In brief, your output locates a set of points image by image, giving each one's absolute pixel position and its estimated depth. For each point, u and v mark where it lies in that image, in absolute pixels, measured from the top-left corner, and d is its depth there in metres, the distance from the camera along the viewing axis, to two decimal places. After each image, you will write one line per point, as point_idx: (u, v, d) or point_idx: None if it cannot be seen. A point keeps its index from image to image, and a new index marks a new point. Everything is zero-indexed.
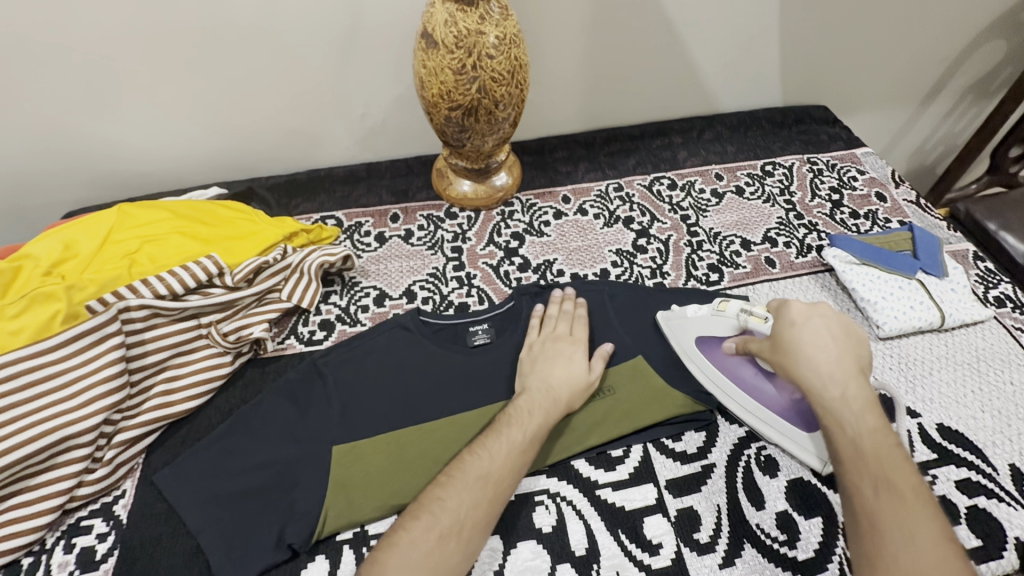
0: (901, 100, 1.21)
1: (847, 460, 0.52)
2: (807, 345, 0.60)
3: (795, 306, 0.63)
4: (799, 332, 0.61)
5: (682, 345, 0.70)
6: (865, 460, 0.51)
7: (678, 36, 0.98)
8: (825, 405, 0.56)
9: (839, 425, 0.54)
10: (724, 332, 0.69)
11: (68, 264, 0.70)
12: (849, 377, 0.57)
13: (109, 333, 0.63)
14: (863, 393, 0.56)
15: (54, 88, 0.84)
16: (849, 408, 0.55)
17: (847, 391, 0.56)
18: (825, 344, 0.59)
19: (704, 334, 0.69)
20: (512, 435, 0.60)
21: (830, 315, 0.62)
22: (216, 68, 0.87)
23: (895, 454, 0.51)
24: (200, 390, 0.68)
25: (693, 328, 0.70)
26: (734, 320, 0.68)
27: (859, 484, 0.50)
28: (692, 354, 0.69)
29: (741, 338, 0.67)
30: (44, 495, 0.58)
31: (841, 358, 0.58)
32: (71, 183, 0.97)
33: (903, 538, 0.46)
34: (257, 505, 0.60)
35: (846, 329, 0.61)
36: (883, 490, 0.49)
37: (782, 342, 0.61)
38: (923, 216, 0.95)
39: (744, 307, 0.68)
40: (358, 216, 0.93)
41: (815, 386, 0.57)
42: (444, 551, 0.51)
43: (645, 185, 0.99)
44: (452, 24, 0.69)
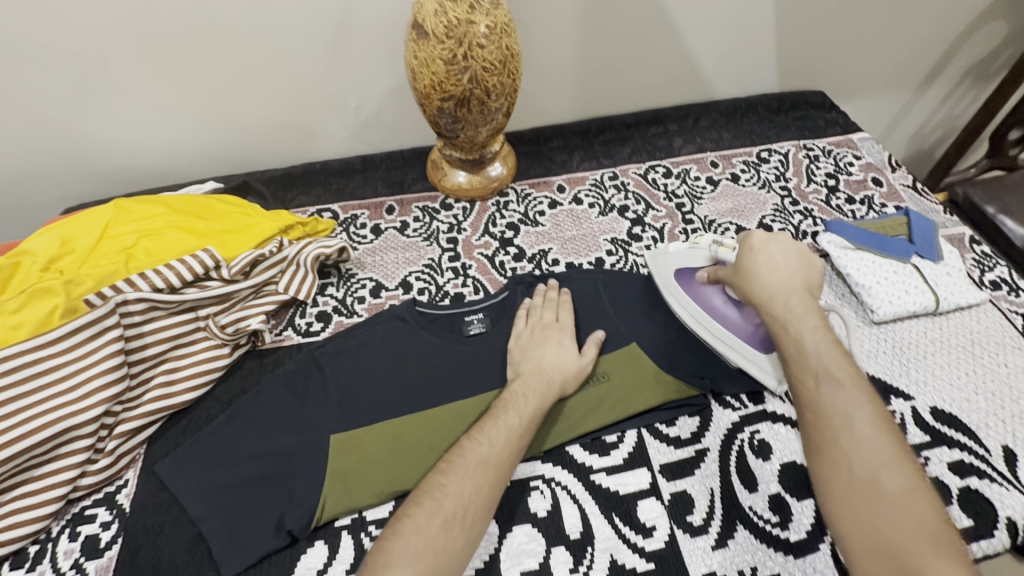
0: (899, 84, 1.20)
1: (791, 361, 0.57)
2: (761, 268, 0.64)
3: (756, 234, 0.67)
4: (757, 256, 0.65)
5: (663, 278, 0.76)
6: (808, 360, 0.56)
7: (672, 23, 0.97)
8: (773, 315, 0.61)
9: (784, 332, 0.59)
10: (699, 263, 0.75)
11: (66, 260, 0.71)
12: (794, 289, 0.62)
13: (108, 325, 0.64)
14: (805, 301, 0.60)
15: (48, 86, 0.85)
16: (793, 314, 0.59)
17: (791, 306, 0.60)
18: (778, 265, 0.64)
19: (682, 266, 0.75)
20: (510, 421, 0.60)
21: (781, 238, 0.67)
22: (209, 64, 0.87)
23: (833, 351, 0.56)
24: (199, 381, 0.69)
25: (672, 261, 0.76)
26: (708, 252, 0.74)
27: (803, 381, 0.55)
28: (672, 287, 0.74)
29: (712, 268, 0.73)
30: (48, 485, 0.60)
31: (790, 276, 0.63)
32: (69, 180, 0.98)
33: (844, 428, 0.51)
34: (257, 493, 0.61)
35: (802, 255, 0.65)
36: (824, 383, 0.54)
37: (742, 267, 0.66)
38: (919, 201, 0.94)
39: (716, 239, 0.74)
40: (353, 208, 0.94)
41: (765, 299, 0.62)
42: (448, 536, 0.52)
43: (640, 174, 0.99)
44: (443, 14, 0.69)
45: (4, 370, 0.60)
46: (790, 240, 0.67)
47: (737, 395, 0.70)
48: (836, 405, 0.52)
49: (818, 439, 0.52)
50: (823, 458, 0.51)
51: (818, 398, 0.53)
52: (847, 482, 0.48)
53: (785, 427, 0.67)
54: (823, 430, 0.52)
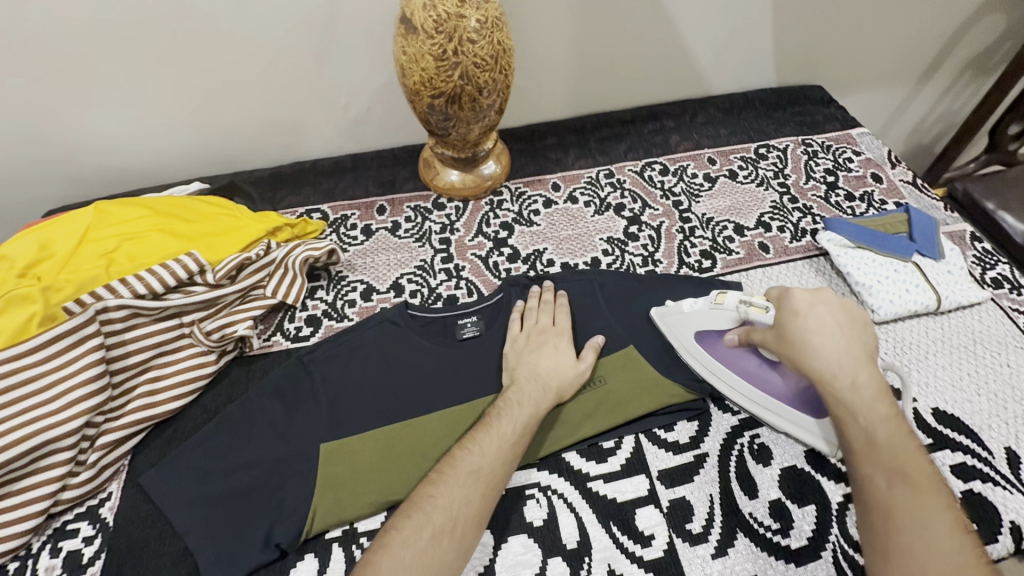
0: (898, 78, 1.18)
1: (858, 452, 0.53)
2: (813, 336, 0.59)
3: (797, 294, 0.62)
4: (805, 322, 0.59)
5: (681, 341, 0.68)
6: (878, 451, 0.52)
7: (668, 17, 0.95)
8: (835, 395, 0.56)
9: (850, 416, 0.55)
10: (724, 325, 0.67)
11: (45, 265, 0.69)
12: (858, 366, 0.57)
13: (88, 334, 0.62)
14: (873, 381, 0.56)
15: (25, 84, 0.82)
16: (860, 396, 0.55)
17: (858, 380, 0.56)
18: (833, 331, 0.59)
19: (704, 328, 0.67)
20: (502, 429, 0.59)
21: (832, 298, 0.61)
22: (192, 60, 0.84)
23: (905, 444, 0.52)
24: (184, 389, 0.67)
25: (690, 323, 0.68)
26: (734, 313, 0.66)
27: (873, 476, 0.51)
28: (694, 350, 0.67)
29: (742, 329, 0.66)
30: (27, 500, 0.58)
31: (849, 344, 0.58)
32: (51, 181, 0.96)
33: (916, 530, 0.47)
34: (245, 505, 0.59)
35: (850, 315, 0.60)
36: (897, 481, 0.50)
37: (788, 333, 0.60)
38: (919, 197, 0.93)
39: (743, 298, 0.66)
40: (344, 209, 0.92)
41: (827, 376, 0.57)
42: (437, 549, 0.50)
43: (637, 171, 0.98)
44: (431, 7, 0.67)
45: None
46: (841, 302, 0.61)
47: (737, 399, 0.69)
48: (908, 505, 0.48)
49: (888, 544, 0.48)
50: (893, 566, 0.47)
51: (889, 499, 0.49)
52: None
53: (786, 432, 0.66)
54: (891, 530, 0.48)
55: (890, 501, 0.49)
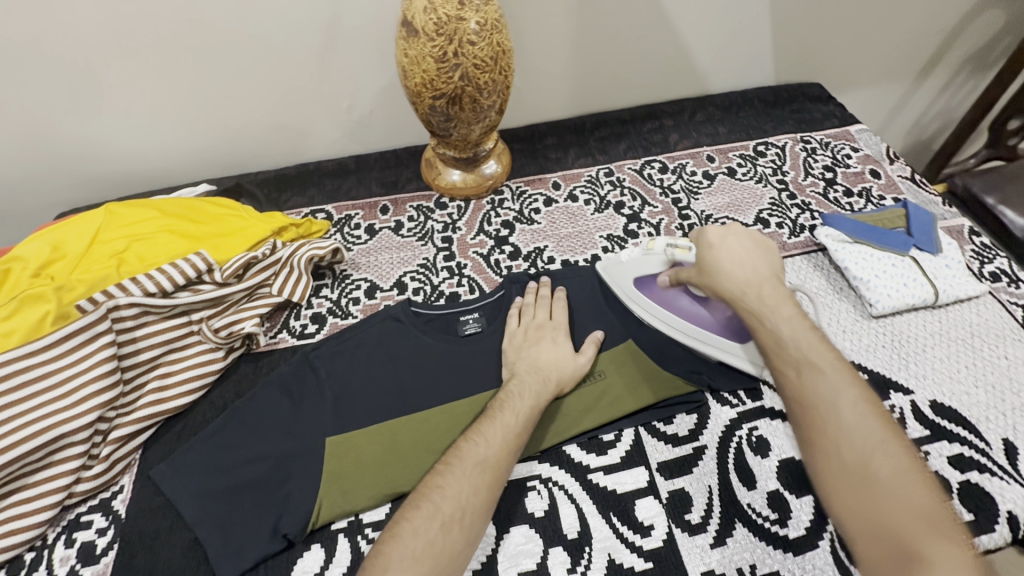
0: (897, 75, 1.19)
1: (772, 353, 0.57)
2: (725, 264, 0.64)
3: (710, 230, 0.67)
4: (718, 253, 0.65)
5: (622, 288, 0.74)
6: (788, 351, 0.56)
7: (666, 18, 0.96)
8: (748, 308, 0.61)
9: (760, 323, 0.59)
10: (656, 268, 0.73)
11: (57, 265, 0.71)
12: (763, 279, 0.62)
13: (100, 331, 0.63)
14: (777, 289, 0.61)
15: (38, 91, 0.84)
16: (767, 305, 0.60)
17: (762, 293, 0.61)
18: (738, 257, 0.64)
19: (640, 274, 0.74)
20: (506, 421, 0.60)
21: (741, 232, 0.67)
22: (199, 65, 0.86)
23: (810, 338, 0.56)
24: (193, 385, 0.69)
25: (629, 270, 0.75)
26: (663, 256, 0.73)
27: (785, 373, 0.55)
28: (634, 296, 0.73)
29: (671, 270, 0.72)
30: (42, 492, 0.59)
31: (755, 266, 0.64)
32: (62, 185, 0.98)
33: (833, 416, 0.51)
34: (254, 497, 0.61)
35: (756, 241, 0.66)
36: (806, 372, 0.54)
37: (706, 265, 0.65)
38: (918, 192, 0.93)
39: (669, 242, 0.73)
40: (348, 209, 0.93)
41: (736, 294, 0.62)
42: (447, 538, 0.51)
43: (636, 169, 0.99)
44: (432, 10, 0.68)
45: None
46: (747, 232, 0.67)
47: (735, 392, 0.70)
48: (822, 394, 0.52)
49: (808, 431, 0.52)
50: (815, 449, 0.51)
51: (803, 390, 0.53)
52: (843, 473, 0.48)
53: (783, 423, 0.67)
54: (812, 420, 0.52)
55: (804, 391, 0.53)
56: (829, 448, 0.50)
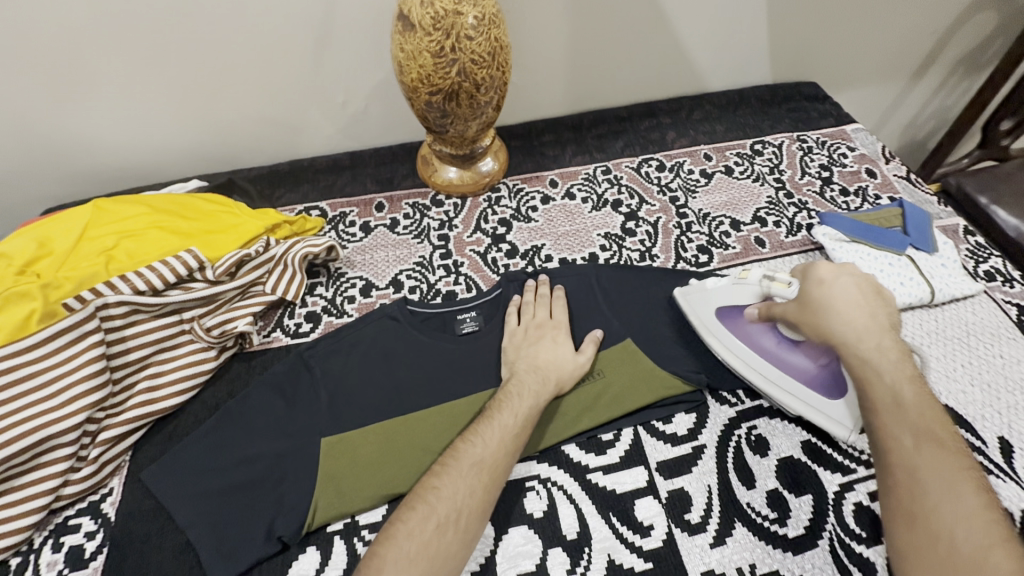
0: (892, 74, 1.19)
1: (882, 412, 0.52)
2: (838, 303, 0.58)
3: (823, 265, 0.61)
4: (830, 291, 0.59)
5: (701, 318, 0.70)
6: (904, 411, 0.51)
7: (663, 15, 0.96)
8: (859, 356, 0.55)
9: (876, 378, 0.53)
10: (746, 300, 0.68)
11: (43, 262, 0.69)
12: (882, 329, 0.56)
13: (88, 330, 0.62)
14: (897, 345, 0.56)
15: (23, 83, 0.82)
16: (887, 359, 0.54)
17: (882, 343, 0.55)
18: (856, 300, 0.58)
19: (726, 305, 0.69)
20: (504, 420, 0.59)
21: (855, 270, 0.61)
22: (190, 59, 0.84)
23: (931, 407, 0.51)
24: (185, 385, 0.67)
25: (713, 299, 0.69)
26: (757, 287, 0.66)
27: (898, 437, 0.50)
28: (713, 328, 0.69)
29: (763, 304, 0.66)
30: (29, 495, 0.58)
31: (875, 313, 0.57)
32: (49, 180, 0.96)
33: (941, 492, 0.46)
34: (247, 499, 0.60)
35: (874, 285, 0.60)
36: (924, 441, 0.49)
37: (812, 302, 0.59)
38: (913, 192, 0.94)
39: (766, 273, 0.66)
40: (342, 206, 0.92)
41: (850, 339, 0.56)
42: (442, 539, 0.51)
43: (634, 167, 0.98)
44: (429, 5, 0.67)
45: None
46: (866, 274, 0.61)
47: (734, 391, 0.70)
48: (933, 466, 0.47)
49: (910, 503, 0.47)
50: (917, 524, 0.46)
51: (913, 459, 0.49)
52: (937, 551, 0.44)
53: (782, 423, 0.67)
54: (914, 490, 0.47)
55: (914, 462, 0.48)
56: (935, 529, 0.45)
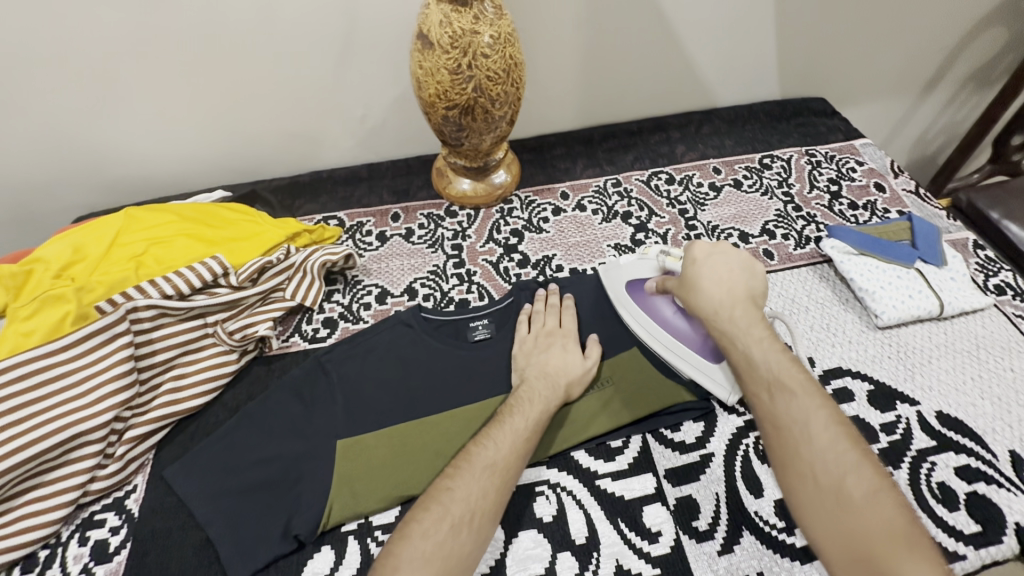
0: (901, 90, 1.20)
1: (744, 374, 0.59)
2: (706, 280, 0.67)
3: (699, 245, 0.71)
4: (701, 268, 0.68)
5: (615, 291, 0.76)
6: (758, 371, 0.58)
7: (673, 33, 0.98)
8: (719, 328, 0.63)
9: (732, 344, 0.61)
10: (647, 274, 0.76)
11: (78, 267, 0.72)
12: (736, 301, 0.64)
13: (118, 332, 0.65)
14: (749, 313, 0.63)
15: (62, 98, 0.87)
16: (738, 326, 0.62)
17: (734, 313, 0.63)
18: (720, 277, 0.67)
19: (633, 278, 0.76)
20: (515, 425, 0.61)
21: (732, 254, 0.69)
22: (220, 75, 0.89)
23: (781, 359, 0.58)
24: (207, 387, 0.70)
25: (624, 274, 0.77)
26: (655, 263, 0.76)
27: (758, 393, 0.57)
28: (624, 300, 0.75)
29: (660, 277, 0.74)
30: (59, 489, 0.60)
31: (732, 288, 0.65)
32: (81, 189, 1.00)
33: (803, 434, 0.52)
34: (265, 498, 0.61)
35: (742, 264, 0.68)
36: (777, 392, 0.55)
37: (687, 279, 0.69)
38: (922, 206, 0.95)
39: (663, 250, 0.76)
40: (359, 216, 0.95)
41: (711, 312, 0.64)
42: (456, 540, 0.52)
43: (643, 180, 1.00)
44: (447, 24, 0.70)
45: (17, 375, 0.61)
46: (734, 253, 0.69)
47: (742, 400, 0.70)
48: (792, 413, 0.53)
49: (779, 449, 0.53)
50: (787, 467, 0.52)
51: (772, 410, 0.55)
52: (814, 493, 0.49)
53: None
54: (783, 440, 0.53)
55: (775, 413, 0.54)
56: (801, 468, 0.51)
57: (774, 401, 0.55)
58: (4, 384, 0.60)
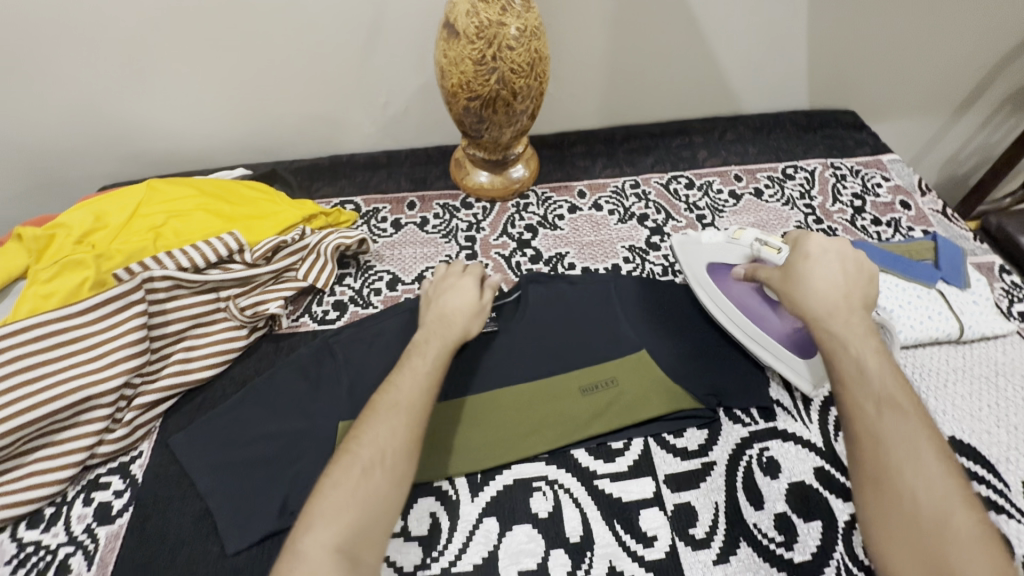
0: (933, 108, 1.17)
1: (846, 381, 0.53)
2: (816, 278, 0.60)
3: (812, 240, 0.63)
4: (813, 264, 0.61)
5: (694, 271, 0.75)
6: (867, 382, 0.52)
7: (702, 35, 0.97)
8: (828, 330, 0.56)
9: (842, 350, 0.54)
10: (735, 259, 0.72)
11: (99, 234, 0.74)
12: (853, 305, 0.57)
13: (133, 300, 0.66)
14: (867, 323, 0.56)
15: (94, 68, 0.88)
16: (853, 332, 0.55)
17: (851, 318, 0.56)
18: (835, 276, 0.59)
19: (716, 260, 0.73)
20: (415, 365, 0.62)
21: (842, 245, 0.62)
22: (247, 55, 0.89)
23: (894, 376, 0.52)
24: (216, 360, 0.70)
25: (704, 254, 0.74)
26: (747, 249, 0.71)
27: (861, 406, 0.51)
28: (703, 281, 0.74)
29: (750, 265, 0.70)
30: (67, 449, 0.62)
31: (849, 289, 0.58)
32: (108, 158, 1.02)
33: (908, 459, 0.47)
34: (265, 473, 0.62)
35: (859, 261, 0.61)
36: (885, 409, 0.49)
37: (794, 274, 0.61)
38: (948, 226, 0.92)
39: (759, 237, 0.69)
40: (375, 202, 0.95)
41: (824, 313, 0.57)
42: (371, 482, 0.51)
43: (662, 183, 0.99)
44: (474, 14, 0.70)
45: (32, 337, 0.62)
46: (857, 254, 0.62)
47: (747, 411, 0.69)
48: (898, 433, 0.48)
49: (875, 469, 0.48)
50: (884, 492, 0.47)
51: (879, 427, 0.49)
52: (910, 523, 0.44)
53: (795, 446, 0.66)
54: (884, 458, 0.47)
55: (877, 429, 0.49)
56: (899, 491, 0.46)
57: (881, 417, 0.49)
58: (21, 343, 0.62)
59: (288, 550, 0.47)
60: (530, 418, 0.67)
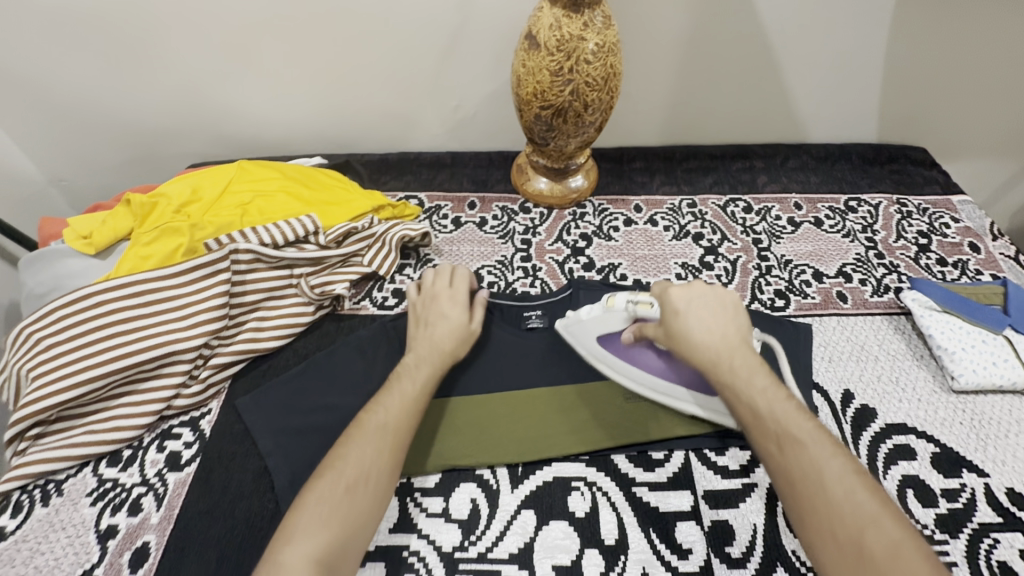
0: (1011, 151, 1.13)
1: (749, 424, 0.54)
2: (694, 332, 0.59)
3: (673, 292, 0.62)
4: (685, 320, 0.60)
5: (588, 349, 0.71)
6: (764, 421, 0.53)
7: (774, 61, 0.98)
8: (720, 378, 0.57)
9: (735, 395, 0.55)
10: (616, 326, 0.68)
11: (193, 206, 0.81)
12: (736, 345, 0.58)
13: (219, 269, 0.72)
14: (750, 356, 0.57)
15: (200, 59, 0.97)
16: (740, 374, 0.56)
17: (734, 360, 0.57)
18: (708, 324, 0.59)
19: (602, 334, 0.69)
20: (404, 387, 0.64)
21: (699, 292, 0.62)
22: (335, 54, 0.96)
23: (788, 409, 0.53)
24: (284, 332, 0.75)
25: (590, 330, 0.69)
26: (624, 312, 0.67)
27: (767, 447, 0.52)
28: (601, 356, 0.70)
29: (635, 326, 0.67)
30: (149, 398, 0.67)
31: (725, 329, 0.59)
32: (199, 140, 1.11)
33: (817, 490, 0.48)
34: (321, 441, 0.66)
35: (720, 301, 0.62)
36: (786, 445, 0.51)
37: (674, 333, 0.61)
38: (1020, 273, 0.89)
39: (630, 297, 0.67)
40: (438, 199, 1.00)
41: (709, 363, 0.58)
42: (351, 502, 0.54)
43: (720, 205, 1.00)
44: (557, 28, 0.73)
45: (130, 293, 0.69)
46: (712, 293, 0.62)
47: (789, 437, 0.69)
48: (805, 467, 0.49)
49: (798, 511, 0.48)
50: (810, 528, 0.48)
51: (785, 465, 0.50)
52: (836, 553, 0.45)
53: None
54: (800, 499, 0.48)
55: (784, 466, 0.50)
56: (821, 527, 0.47)
57: (785, 454, 0.51)
58: (120, 298, 0.68)
59: (267, 560, 0.49)
60: (569, 419, 0.69)
